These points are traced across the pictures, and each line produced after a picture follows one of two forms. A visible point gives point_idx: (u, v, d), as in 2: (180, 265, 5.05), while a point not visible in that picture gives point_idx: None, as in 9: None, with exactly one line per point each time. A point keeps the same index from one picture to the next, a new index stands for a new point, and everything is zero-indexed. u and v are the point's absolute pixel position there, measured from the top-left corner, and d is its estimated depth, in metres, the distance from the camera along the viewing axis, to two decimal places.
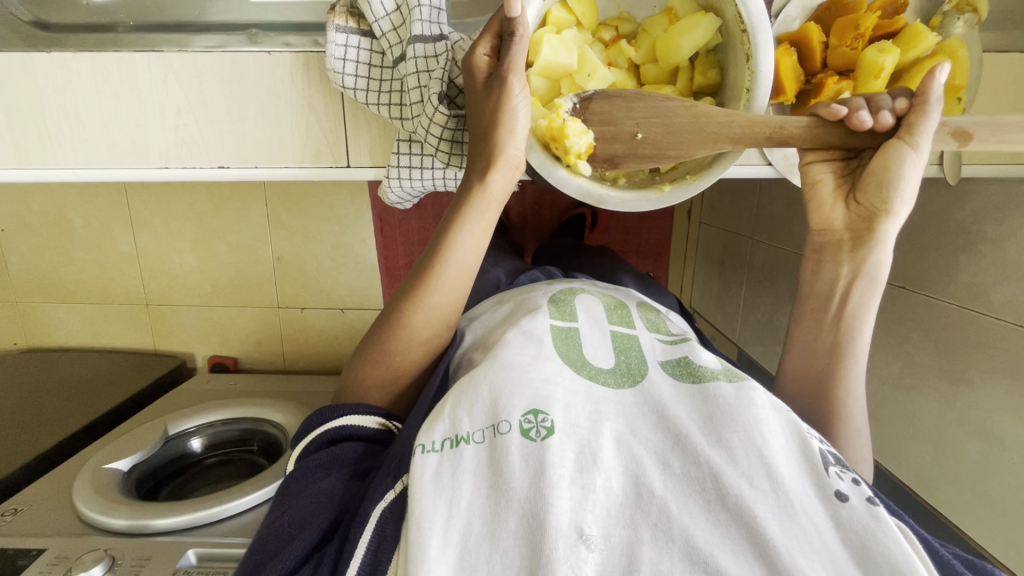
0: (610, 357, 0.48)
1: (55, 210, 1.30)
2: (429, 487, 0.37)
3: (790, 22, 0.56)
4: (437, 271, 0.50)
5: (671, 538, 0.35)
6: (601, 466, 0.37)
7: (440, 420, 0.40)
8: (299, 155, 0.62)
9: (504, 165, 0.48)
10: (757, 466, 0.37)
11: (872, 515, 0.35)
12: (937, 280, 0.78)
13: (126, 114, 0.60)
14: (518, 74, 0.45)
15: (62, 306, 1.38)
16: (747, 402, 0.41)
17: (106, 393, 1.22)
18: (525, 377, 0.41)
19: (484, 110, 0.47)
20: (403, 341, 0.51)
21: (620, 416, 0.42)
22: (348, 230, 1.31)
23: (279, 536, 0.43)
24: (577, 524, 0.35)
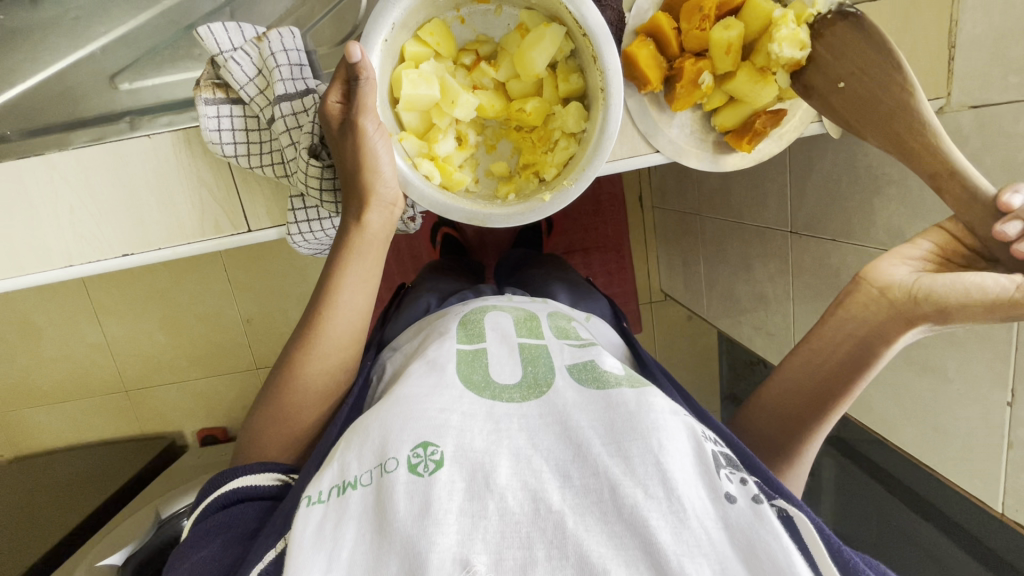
0: (516, 371, 0.50)
1: (20, 314, 1.29)
2: (311, 541, 0.37)
3: (643, 13, 0.58)
4: (326, 317, 0.51)
5: (565, 555, 0.36)
6: (495, 490, 0.38)
7: (328, 469, 0.41)
8: (199, 229, 0.62)
9: (376, 204, 0.50)
10: (651, 472, 0.38)
11: (756, 515, 0.36)
12: (859, 228, 0.79)
13: (22, 221, 0.61)
14: (369, 114, 0.47)
15: (38, 410, 1.37)
16: (645, 408, 0.42)
17: (94, 486, 1.21)
18: (418, 410, 0.43)
19: (347, 156, 0.49)
20: (297, 394, 0.51)
21: (523, 431, 0.43)
22: (309, 281, 1.31)
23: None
24: (463, 556, 0.35)
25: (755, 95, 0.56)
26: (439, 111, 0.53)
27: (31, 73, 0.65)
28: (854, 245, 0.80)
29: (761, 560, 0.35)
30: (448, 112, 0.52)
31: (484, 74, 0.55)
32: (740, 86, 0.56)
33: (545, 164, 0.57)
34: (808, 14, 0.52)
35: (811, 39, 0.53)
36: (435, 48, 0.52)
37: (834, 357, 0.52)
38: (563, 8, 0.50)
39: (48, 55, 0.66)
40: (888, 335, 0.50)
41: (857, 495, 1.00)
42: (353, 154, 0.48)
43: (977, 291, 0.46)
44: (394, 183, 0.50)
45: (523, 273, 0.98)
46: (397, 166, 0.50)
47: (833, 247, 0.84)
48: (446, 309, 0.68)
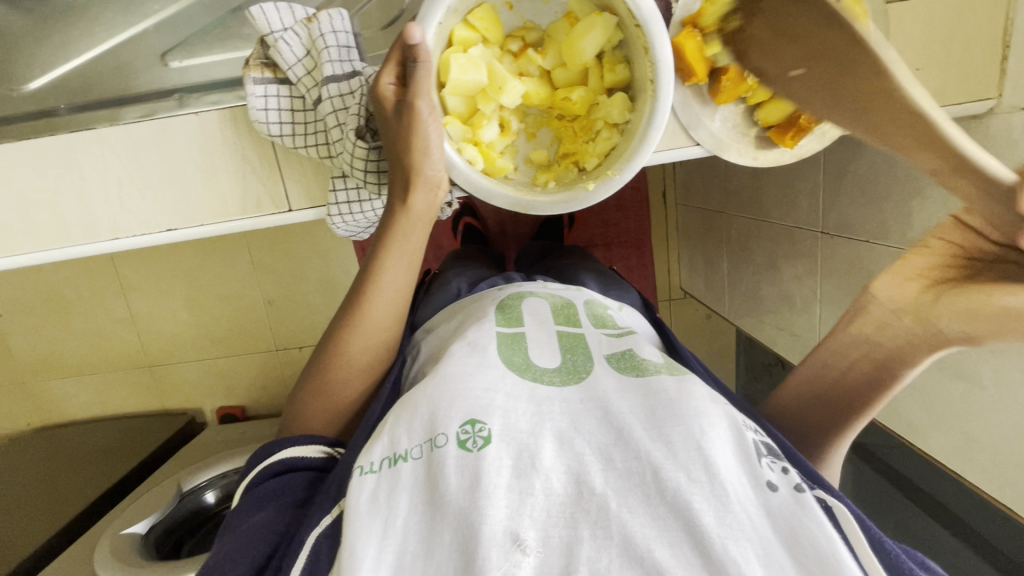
0: (555, 357, 0.51)
1: (49, 288, 1.32)
2: (366, 507, 0.39)
3: (690, 4, 0.56)
4: (371, 296, 0.53)
5: (609, 535, 0.37)
6: (541, 470, 0.39)
7: (378, 441, 0.43)
8: (242, 207, 0.63)
9: (423, 184, 0.50)
10: (694, 457, 0.39)
11: (799, 503, 0.37)
12: (895, 231, 0.78)
13: (72, 194, 0.62)
14: (423, 97, 0.47)
15: (66, 381, 1.40)
16: (688, 397, 0.44)
17: (118, 458, 1.24)
18: (465, 388, 0.44)
19: (398, 138, 0.49)
20: (343, 369, 0.52)
21: (564, 414, 0.44)
22: (332, 265, 1.32)
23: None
24: (513, 531, 0.37)
25: None
26: (485, 97, 0.53)
27: (81, 49, 0.67)
28: (888, 247, 0.79)
29: (803, 547, 0.36)
30: (494, 98, 0.53)
31: (531, 61, 0.55)
32: None
33: (587, 153, 0.57)
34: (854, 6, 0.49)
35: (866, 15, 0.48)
36: (483, 34, 0.52)
37: (853, 369, 0.53)
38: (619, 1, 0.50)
39: (98, 32, 0.67)
40: (909, 354, 0.50)
41: (877, 501, 0.99)
42: (405, 137, 0.49)
43: (990, 308, 0.44)
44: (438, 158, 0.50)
45: (549, 264, 0.98)
46: (446, 151, 0.50)
47: (865, 249, 0.83)
48: (479, 294, 0.69)
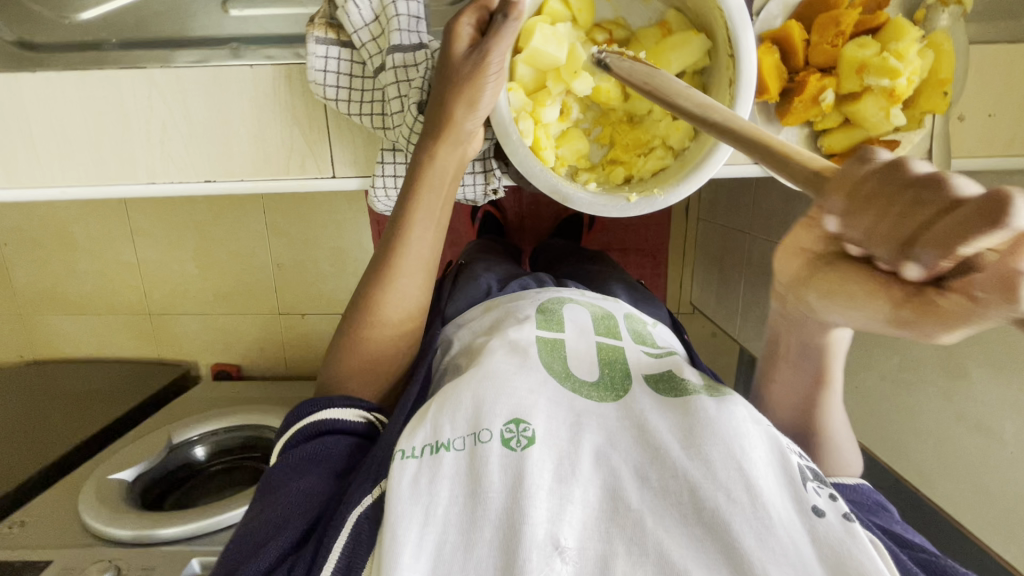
0: (594, 371, 0.51)
1: (56, 223, 1.30)
2: (407, 492, 0.40)
3: (772, 20, 0.56)
4: (398, 256, 0.56)
5: (645, 553, 0.37)
6: (580, 478, 0.41)
7: (422, 428, 0.44)
8: (286, 167, 0.62)
9: (456, 142, 0.53)
10: (734, 477, 0.39)
11: (848, 531, 0.37)
12: None
13: (113, 131, 0.60)
14: (498, 52, 0.48)
15: (64, 318, 1.38)
16: (726, 417, 0.43)
17: (110, 402, 1.22)
18: (509, 387, 0.45)
19: (455, 78, 0.50)
20: (370, 330, 0.57)
21: (601, 429, 0.45)
22: (346, 235, 1.29)
23: (248, 547, 0.45)
24: (553, 535, 0.38)
25: (877, 122, 0.54)
26: (557, 75, 0.52)
27: None
28: None
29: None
30: (566, 80, 0.52)
31: None
32: (863, 109, 0.54)
33: (635, 166, 0.57)
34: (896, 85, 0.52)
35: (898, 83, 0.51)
36: (575, 13, 0.52)
37: (794, 376, 0.56)
38: (721, 26, 0.49)
39: None
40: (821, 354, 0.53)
41: None
42: (462, 72, 0.49)
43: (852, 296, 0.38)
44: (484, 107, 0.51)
45: (574, 266, 0.96)
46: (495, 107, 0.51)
47: None
48: (518, 292, 0.68)
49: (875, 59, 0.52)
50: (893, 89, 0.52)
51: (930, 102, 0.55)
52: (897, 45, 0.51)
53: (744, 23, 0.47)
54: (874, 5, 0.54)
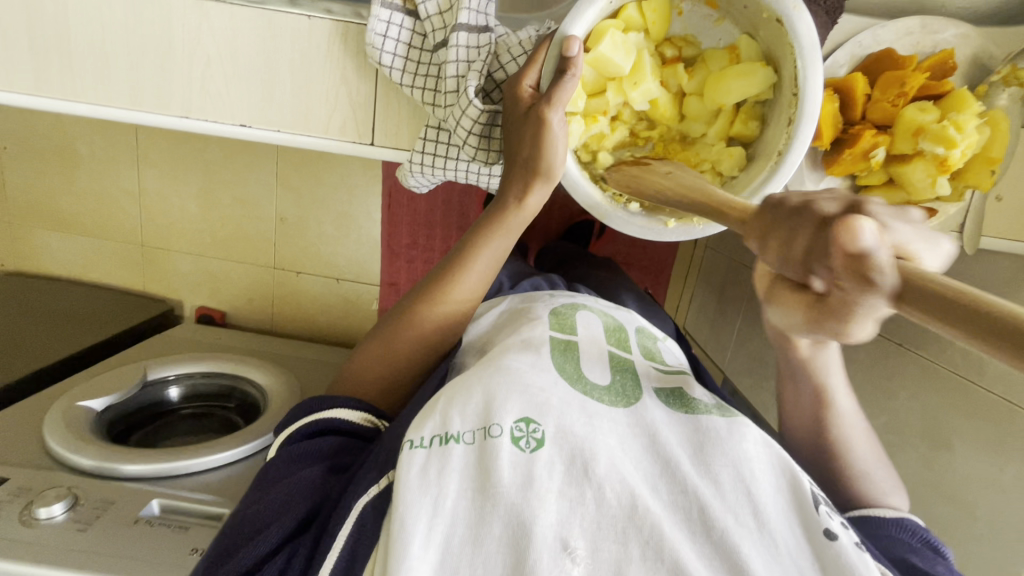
0: (607, 374, 0.52)
1: (60, 136, 1.22)
2: (416, 483, 0.41)
3: (836, 68, 0.56)
4: (456, 276, 0.59)
5: (659, 558, 0.40)
6: (594, 480, 0.43)
7: (430, 419, 0.45)
8: (324, 126, 0.60)
9: (541, 188, 0.56)
10: (743, 501, 0.44)
11: (860, 558, 0.42)
12: (934, 343, 0.75)
13: (154, 56, 0.58)
14: (558, 107, 0.49)
15: (50, 235, 1.31)
16: (737, 437, 0.48)
17: (89, 329, 1.17)
18: (523, 383, 0.47)
19: (522, 137, 0.52)
20: (410, 337, 0.59)
21: (614, 433, 0.47)
22: (355, 200, 1.23)
23: (256, 524, 0.51)
24: (563, 537, 0.41)
25: (921, 188, 0.55)
26: (618, 84, 0.52)
27: None
28: (922, 358, 0.77)
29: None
30: (626, 91, 0.52)
31: (673, 77, 0.54)
32: (911, 173, 0.55)
33: None
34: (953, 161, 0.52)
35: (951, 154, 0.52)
36: (648, 25, 0.52)
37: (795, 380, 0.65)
38: (788, 61, 0.49)
39: None
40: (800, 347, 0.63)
41: None
42: (534, 138, 0.51)
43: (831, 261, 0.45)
44: (559, 164, 0.53)
45: (577, 272, 0.95)
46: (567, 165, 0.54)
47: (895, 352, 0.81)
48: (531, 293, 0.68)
49: (934, 125, 0.52)
50: (945, 158, 0.52)
51: (976, 178, 0.56)
52: (957, 115, 0.52)
53: (815, 61, 0.47)
54: (940, 71, 0.55)
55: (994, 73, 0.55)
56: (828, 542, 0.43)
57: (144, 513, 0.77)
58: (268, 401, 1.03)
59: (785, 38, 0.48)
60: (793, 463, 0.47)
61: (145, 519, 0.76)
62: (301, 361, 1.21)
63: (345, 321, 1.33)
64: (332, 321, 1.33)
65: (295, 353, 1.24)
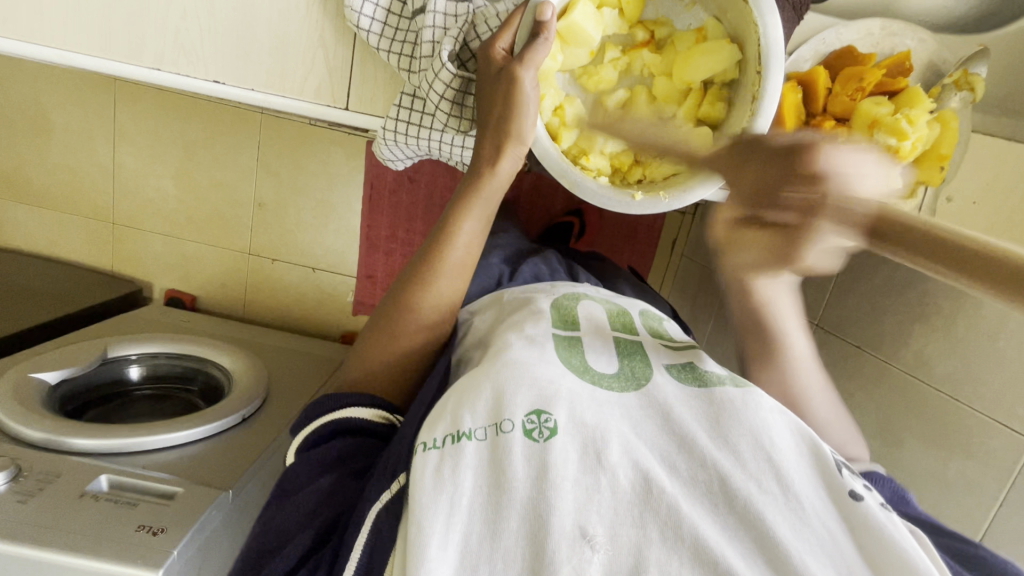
0: (613, 362, 0.55)
1: (35, 105, 1.19)
2: (431, 485, 0.42)
3: (801, 62, 0.59)
4: (443, 257, 0.60)
5: (681, 538, 0.41)
6: (607, 466, 0.44)
7: (441, 420, 0.47)
8: (300, 88, 0.60)
9: (511, 155, 0.56)
10: (765, 468, 0.46)
11: (882, 516, 0.44)
12: (889, 344, 0.77)
13: (129, 7, 0.58)
14: (530, 70, 0.50)
15: (17, 207, 1.27)
16: (754, 405, 0.50)
17: (49, 304, 1.13)
18: (529, 376, 0.48)
19: (495, 101, 0.52)
20: (406, 325, 0.59)
21: (627, 417, 0.50)
22: (335, 189, 1.22)
23: (280, 535, 0.52)
24: (582, 525, 0.41)
25: None
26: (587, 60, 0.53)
27: None
28: (877, 359, 0.78)
29: (886, 556, 0.42)
30: None
31: (639, 59, 0.56)
32: None
33: (649, 168, 0.57)
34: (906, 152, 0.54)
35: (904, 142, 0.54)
36: (622, 4, 0.54)
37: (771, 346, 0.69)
38: (752, 40, 0.50)
39: None
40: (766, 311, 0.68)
41: None
42: (505, 102, 0.52)
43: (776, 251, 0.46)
44: (531, 129, 0.54)
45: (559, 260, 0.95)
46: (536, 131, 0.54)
47: (853, 354, 0.82)
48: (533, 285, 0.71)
49: (889, 118, 0.54)
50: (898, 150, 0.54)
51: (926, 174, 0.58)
52: (910, 110, 0.54)
53: (777, 37, 0.49)
54: (895, 70, 0.57)
55: (946, 78, 0.58)
56: (856, 503, 0.45)
57: (90, 488, 0.74)
58: (233, 385, 1.01)
59: (749, 18, 0.50)
60: (812, 432, 0.49)
61: (91, 494, 0.73)
62: (269, 348, 1.19)
63: (318, 310, 1.31)
64: (305, 311, 1.31)
65: (264, 339, 1.22)
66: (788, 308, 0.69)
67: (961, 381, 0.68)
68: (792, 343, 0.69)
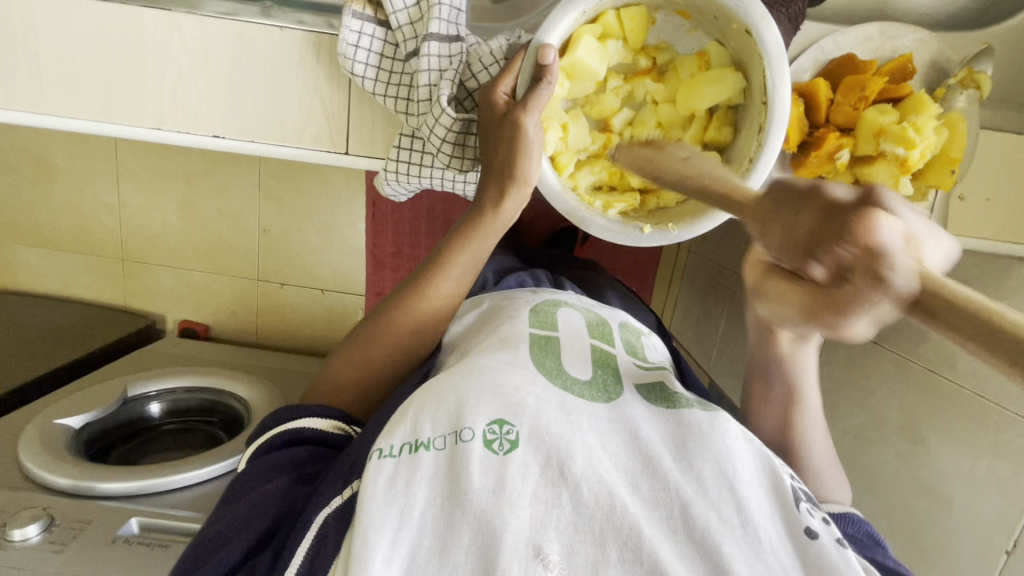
0: (588, 370, 0.52)
1: (38, 151, 1.21)
2: (382, 493, 0.40)
3: (801, 73, 0.58)
4: (433, 280, 0.58)
5: (638, 560, 0.39)
6: (570, 480, 0.41)
7: (401, 426, 0.44)
8: (297, 135, 0.60)
9: (517, 194, 0.56)
10: (726, 498, 0.43)
11: (841, 556, 0.41)
12: (909, 340, 0.76)
13: (125, 68, 0.58)
14: (533, 113, 0.50)
15: (28, 251, 1.29)
16: (720, 432, 0.47)
17: (66, 346, 1.15)
18: (496, 383, 0.46)
19: (499, 143, 0.52)
20: (384, 341, 0.58)
21: (594, 429, 0.46)
22: (339, 211, 1.23)
23: (215, 541, 0.48)
24: (536, 543, 0.39)
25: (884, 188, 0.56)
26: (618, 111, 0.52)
27: None
28: (898, 356, 0.77)
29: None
30: None
31: (642, 87, 0.56)
32: (874, 174, 0.56)
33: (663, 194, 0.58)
34: (914, 161, 0.53)
35: (914, 149, 0.53)
36: (626, 34, 0.53)
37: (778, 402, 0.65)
38: (757, 71, 0.51)
39: None
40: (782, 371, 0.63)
41: None
42: (509, 145, 0.52)
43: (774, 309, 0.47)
44: (537, 169, 0.54)
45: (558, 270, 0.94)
46: (541, 170, 0.54)
47: (872, 350, 0.82)
48: (509, 291, 0.68)
49: (894, 127, 0.54)
50: (906, 158, 0.53)
51: (939, 177, 0.57)
52: (916, 118, 0.54)
53: (782, 70, 0.48)
54: (899, 75, 0.56)
55: (952, 77, 0.57)
56: (810, 541, 0.42)
57: (121, 533, 0.75)
58: (251, 416, 1.01)
59: (754, 48, 0.50)
60: (775, 461, 0.47)
61: (122, 539, 0.74)
62: (284, 373, 1.20)
63: (329, 332, 1.31)
64: (317, 333, 1.32)
65: (278, 365, 1.22)
66: (811, 373, 0.64)
67: (986, 377, 0.66)
68: (808, 396, 0.64)
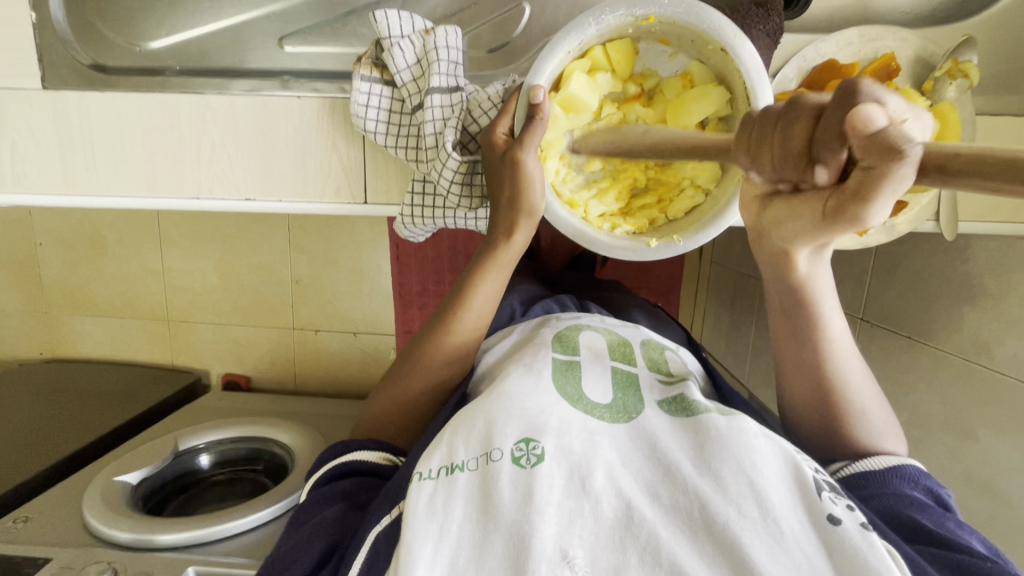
0: (607, 394, 0.53)
1: (91, 228, 1.32)
2: (424, 510, 0.43)
3: (786, 82, 0.61)
4: (455, 315, 0.61)
5: (658, 562, 0.40)
6: (591, 494, 0.43)
7: (438, 450, 0.46)
8: (321, 191, 0.66)
9: (525, 225, 0.59)
10: (746, 492, 0.43)
11: (865, 541, 0.41)
12: (942, 332, 0.75)
13: (166, 148, 0.65)
14: (530, 148, 0.54)
15: (85, 321, 1.39)
16: (737, 432, 0.47)
17: (121, 406, 1.22)
18: (520, 406, 0.47)
19: (503, 179, 0.56)
20: (415, 376, 0.61)
21: (614, 447, 0.47)
22: (365, 255, 1.29)
23: (285, 559, 0.53)
24: (562, 547, 0.41)
25: None
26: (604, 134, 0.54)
27: (203, 17, 0.68)
28: (932, 349, 0.76)
29: None
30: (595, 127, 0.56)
31: (633, 112, 0.58)
32: None
33: (669, 209, 0.60)
34: None
35: None
36: (614, 65, 0.56)
37: (795, 333, 0.59)
38: (738, 81, 0.54)
39: (209, 8, 0.68)
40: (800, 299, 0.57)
41: None
42: (510, 179, 0.56)
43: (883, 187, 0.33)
44: (541, 202, 0.57)
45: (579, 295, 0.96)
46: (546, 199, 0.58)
47: (907, 345, 0.80)
48: (538, 319, 0.70)
49: None
50: None
51: None
52: None
53: (762, 80, 0.52)
54: (883, 74, 0.59)
55: (937, 69, 0.58)
56: (832, 528, 0.42)
57: None
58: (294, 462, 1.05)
59: (732, 63, 0.53)
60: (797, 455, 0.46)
61: None
62: (324, 418, 1.23)
63: (363, 373, 1.36)
64: (352, 375, 1.36)
65: (316, 410, 1.27)
66: (825, 284, 0.57)
67: None
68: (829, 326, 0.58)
